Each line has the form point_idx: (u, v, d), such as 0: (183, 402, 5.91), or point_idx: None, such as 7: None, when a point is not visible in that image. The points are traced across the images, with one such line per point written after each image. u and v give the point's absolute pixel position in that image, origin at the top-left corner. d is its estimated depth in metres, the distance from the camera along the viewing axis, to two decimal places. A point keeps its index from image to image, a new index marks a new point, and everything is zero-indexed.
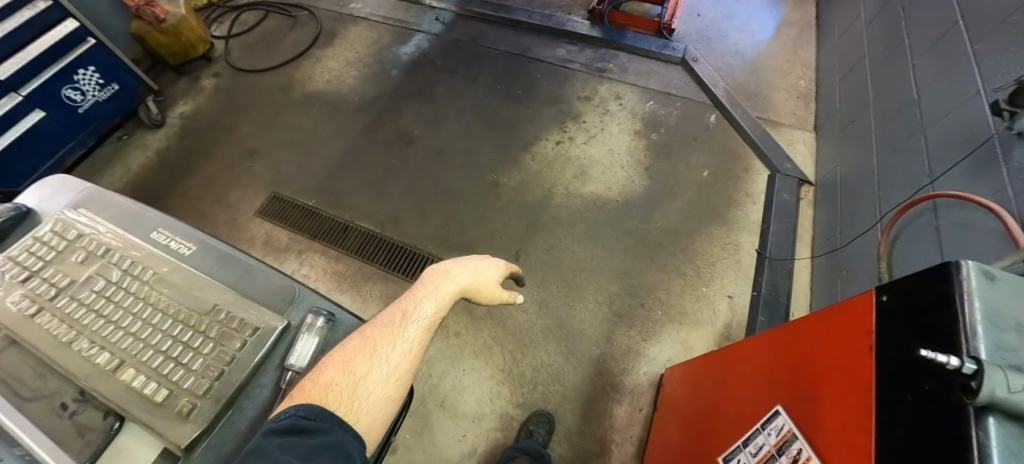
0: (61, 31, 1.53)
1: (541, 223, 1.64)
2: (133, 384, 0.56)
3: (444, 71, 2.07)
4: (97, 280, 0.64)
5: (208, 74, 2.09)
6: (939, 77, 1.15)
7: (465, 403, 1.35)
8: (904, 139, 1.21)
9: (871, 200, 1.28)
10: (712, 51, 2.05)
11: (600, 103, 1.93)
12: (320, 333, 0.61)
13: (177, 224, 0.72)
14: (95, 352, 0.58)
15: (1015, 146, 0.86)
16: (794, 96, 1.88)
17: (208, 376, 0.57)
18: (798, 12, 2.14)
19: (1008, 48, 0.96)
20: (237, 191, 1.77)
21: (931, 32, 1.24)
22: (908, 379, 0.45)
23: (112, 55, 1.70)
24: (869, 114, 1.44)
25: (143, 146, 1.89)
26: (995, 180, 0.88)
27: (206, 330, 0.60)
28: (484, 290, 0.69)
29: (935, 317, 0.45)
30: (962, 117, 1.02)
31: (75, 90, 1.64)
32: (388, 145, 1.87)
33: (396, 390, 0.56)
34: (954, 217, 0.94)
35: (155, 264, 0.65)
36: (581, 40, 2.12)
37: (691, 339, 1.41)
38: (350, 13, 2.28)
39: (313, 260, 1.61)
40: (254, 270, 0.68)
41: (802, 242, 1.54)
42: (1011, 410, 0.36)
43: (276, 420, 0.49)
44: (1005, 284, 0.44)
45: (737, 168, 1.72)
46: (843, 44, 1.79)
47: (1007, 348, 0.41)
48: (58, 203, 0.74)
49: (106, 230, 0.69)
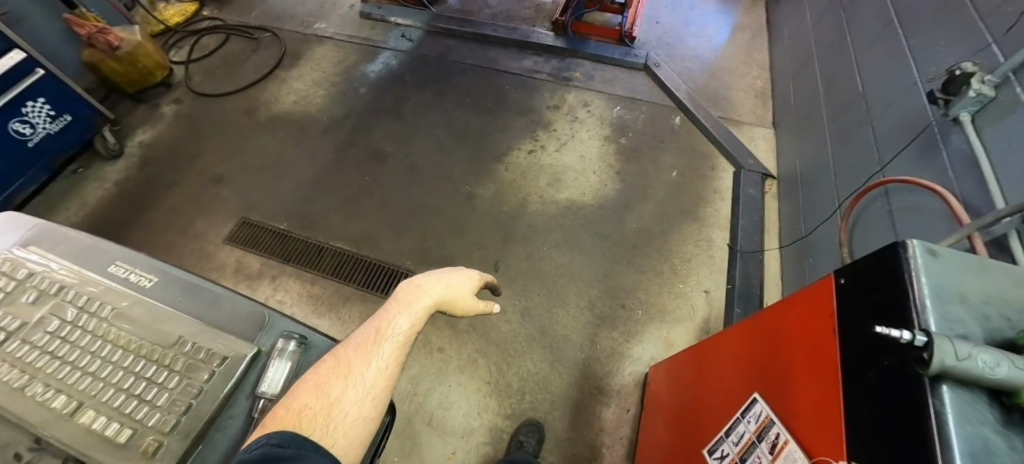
0: (6, 63, 1.48)
1: (517, 232, 1.65)
2: (93, 426, 0.54)
3: (413, 87, 2.08)
4: (50, 320, 0.61)
5: (168, 101, 2.04)
6: (880, 70, 1.22)
7: (452, 419, 1.33)
8: (855, 129, 1.28)
9: (830, 190, 1.34)
10: (672, 56, 2.12)
11: (569, 111, 1.97)
12: (292, 357, 0.59)
13: (137, 255, 0.69)
14: (50, 396, 0.55)
15: (952, 131, 0.91)
16: (752, 95, 1.96)
17: (175, 411, 0.55)
18: (750, 15, 2.24)
19: (939, 41, 1.02)
20: (205, 219, 1.72)
21: (870, 29, 1.32)
22: (868, 357, 0.47)
23: (63, 85, 1.64)
24: (822, 108, 1.51)
25: (102, 178, 1.82)
26: (937, 164, 0.94)
27: (171, 364, 0.58)
28: (459, 302, 0.69)
29: (889, 295, 0.47)
30: (904, 106, 1.08)
31: (24, 123, 1.57)
32: (359, 163, 1.85)
33: (373, 410, 0.55)
34: (904, 200, 0.99)
35: (114, 299, 0.63)
36: (546, 51, 2.16)
37: (672, 336, 1.43)
38: (314, 33, 2.27)
39: (287, 285, 1.57)
40: (221, 299, 0.66)
41: (770, 234, 1.60)
42: (961, 377, 0.38)
43: (248, 450, 0.47)
44: (948, 260, 0.47)
45: (703, 167, 1.77)
46: (793, 44, 1.88)
47: (955, 320, 0.43)
48: (4, 242, 0.70)
49: (59, 266, 0.66)
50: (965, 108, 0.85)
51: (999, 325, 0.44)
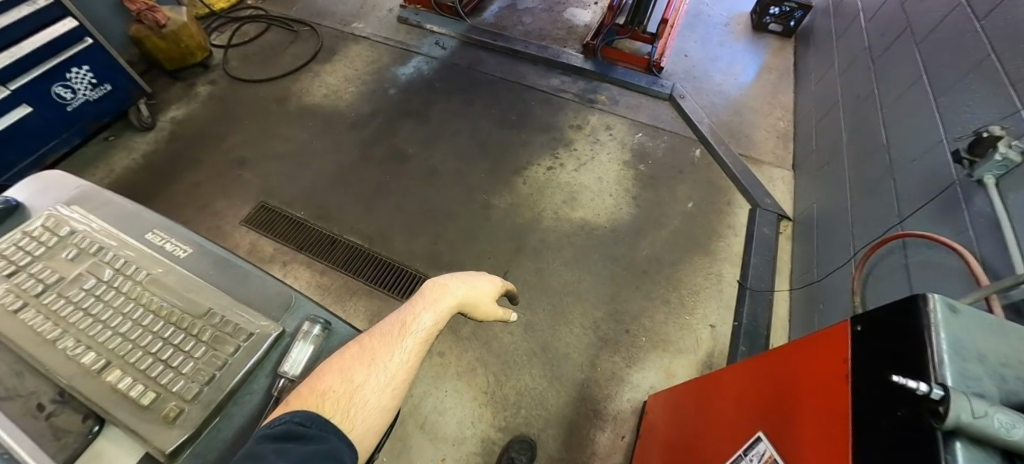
0: (58, 30, 1.53)
1: (529, 245, 1.67)
2: (118, 386, 0.55)
3: (441, 93, 2.12)
4: (87, 278, 0.63)
5: (203, 81, 2.09)
6: (905, 125, 1.24)
7: (446, 426, 1.32)
8: (876, 180, 1.29)
9: (845, 237, 1.35)
10: (697, 89, 2.15)
11: (591, 132, 2.00)
12: (315, 341, 0.61)
13: (174, 226, 0.73)
14: (80, 351, 0.57)
15: (976, 193, 0.93)
16: (774, 136, 1.98)
17: (198, 380, 0.56)
18: (777, 58, 2.28)
19: (967, 102, 1.04)
20: (224, 199, 1.75)
21: (898, 84, 1.34)
22: (879, 405, 0.47)
23: (108, 56, 1.70)
24: (843, 157, 1.53)
25: (130, 148, 1.86)
26: (958, 223, 0.95)
27: (199, 334, 0.60)
28: (480, 306, 0.70)
29: (907, 345, 0.48)
30: (928, 163, 1.09)
31: (66, 88, 1.62)
32: (381, 161, 1.88)
33: (391, 400, 0.56)
34: (921, 255, 1.00)
35: (150, 266, 0.65)
36: (575, 72, 2.21)
37: (674, 367, 1.43)
38: (351, 31, 2.33)
39: (297, 273, 1.58)
40: (251, 276, 0.68)
41: (781, 275, 1.60)
42: (976, 435, 0.39)
43: (270, 426, 0.48)
44: (969, 317, 0.48)
45: (720, 201, 1.78)
46: (818, 90, 1.91)
47: (972, 377, 0.44)
48: (49, 199, 0.73)
49: (100, 228, 0.69)
50: (990, 171, 0.86)
51: (1016, 387, 0.45)
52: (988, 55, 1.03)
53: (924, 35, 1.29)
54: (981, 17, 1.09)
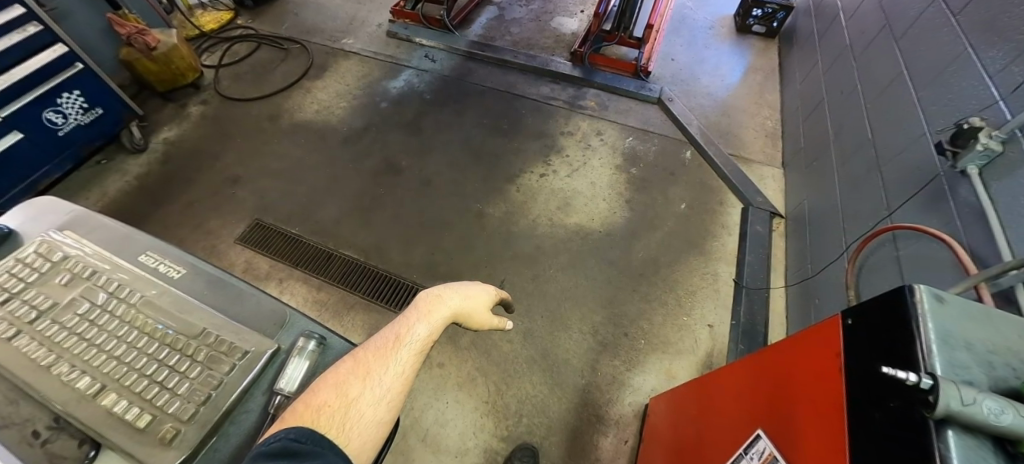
0: (48, 56, 1.54)
1: (523, 252, 1.67)
2: (114, 409, 0.55)
3: (432, 105, 2.14)
4: (81, 302, 0.64)
5: (195, 101, 2.11)
6: (889, 120, 1.26)
7: (447, 437, 1.31)
8: (864, 174, 1.31)
9: (837, 232, 1.36)
10: (686, 92, 2.18)
11: (582, 138, 2.01)
12: (310, 357, 0.60)
13: (167, 247, 0.73)
14: (75, 376, 0.57)
15: (960, 183, 0.94)
16: (762, 135, 2.01)
17: (194, 401, 0.56)
18: (762, 58, 2.31)
19: (947, 95, 1.06)
20: (218, 218, 1.75)
21: (880, 80, 1.37)
22: (872, 397, 0.47)
23: (98, 80, 1.71)
24: (831, 152, 1.55)
25: (123, 171, 1.86)
26: (945, 213, 0.96)
27: (194, 354, 0.60)
28: (475, 316, 0.71)
29: (896, 337, 0.48)
30: (913, 157, 1.11)
31: (57, 113, 1.63)
32: (375, 174, 1.89)
33: (388, 413, 0.57)
34: (911, 248, 1.01)
35: (143, 287, 0.66)
36: (564, 79, 2.23)
37: (674, 368, 1.43)
38: (341, 47, 2.35)
39: (293, 289, 1.58)
40: (246, 294, 0.68)
41: (777, 272, 1.61)
42: (966, 423, 0.39)
43: (265, 443, 0.48)
44: (955, 307, 0.48)
45: (712, 201, 1.80)
46: (804, 88, 1.94)
47: (960, 365, 0.45)
48: (43, 225, 0.73)
49: (93, 252, 0.69)
50: (974, 161, 0.88)
51: (1004, 373, 0.45)
52: (965, 48, 1.05)
53: (903, 31, 1.32)
54: (957, 12, 1.11)
